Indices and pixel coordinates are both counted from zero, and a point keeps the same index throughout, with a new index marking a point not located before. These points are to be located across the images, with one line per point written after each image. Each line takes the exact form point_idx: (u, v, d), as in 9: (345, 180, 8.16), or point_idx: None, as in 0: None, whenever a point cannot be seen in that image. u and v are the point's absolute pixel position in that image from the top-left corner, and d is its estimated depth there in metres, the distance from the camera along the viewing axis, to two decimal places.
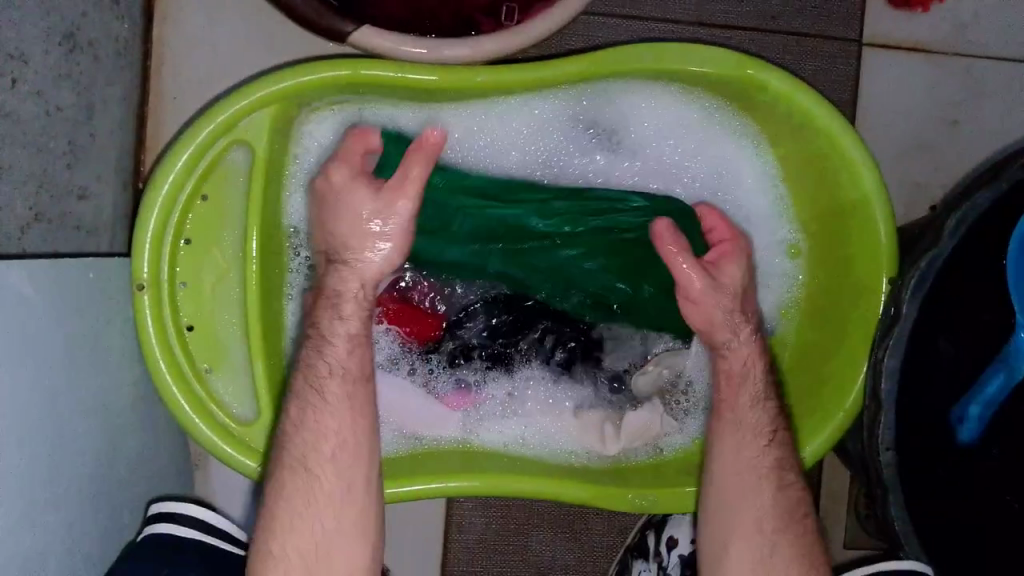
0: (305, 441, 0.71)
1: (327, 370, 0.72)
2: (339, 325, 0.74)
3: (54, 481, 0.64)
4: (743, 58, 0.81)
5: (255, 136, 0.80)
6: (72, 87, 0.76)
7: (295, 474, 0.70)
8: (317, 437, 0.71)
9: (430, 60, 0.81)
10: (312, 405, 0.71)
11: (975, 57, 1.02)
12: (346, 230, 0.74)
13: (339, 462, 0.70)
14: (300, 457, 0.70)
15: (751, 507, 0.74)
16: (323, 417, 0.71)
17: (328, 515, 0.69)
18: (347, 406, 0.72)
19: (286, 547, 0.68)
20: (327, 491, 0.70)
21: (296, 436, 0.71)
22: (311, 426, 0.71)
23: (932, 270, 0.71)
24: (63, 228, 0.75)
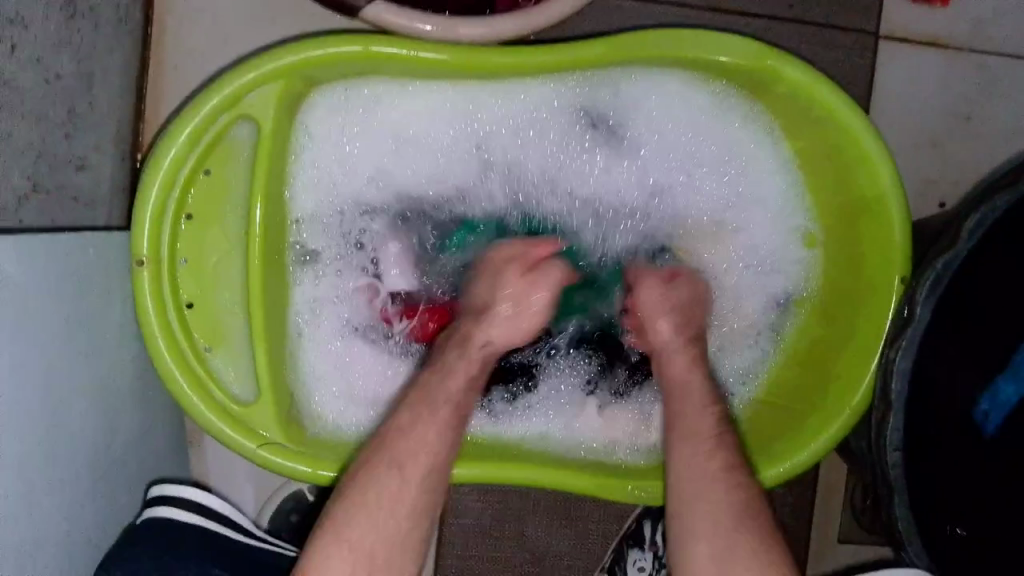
0: (405, 448, 0.69)
1: (445, 398, 0.73)
2: (458, 366, 0.76)
3: (50, 462, 0.62)
4: (765, 48, 0.79)
5: (260, 111, 0.78)
6: (72, 53, 0.74)
7: (389, 472, 0.67)
8: (416, 448, 0.69)
9: (441, 39, 0.78)
10: (417, 415, 0.71)
11: (993, 54, 1.00)
12: (503, 305, 0.80)
13: (423, 469, 0.68)
14: (398, 459, 0.68)
15: (709, 502, 0.68)
16: (420, 430, 0.70)
17: (404, 522, 0.66)
18: (446, 432, 0.71)
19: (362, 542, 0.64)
20: (411, 499, 0.67)
21: (400, 439, 0.69)
22: (416, 440, 0.69)
23: (947, 274, 0.70)
24: (62, 201, 0.73)
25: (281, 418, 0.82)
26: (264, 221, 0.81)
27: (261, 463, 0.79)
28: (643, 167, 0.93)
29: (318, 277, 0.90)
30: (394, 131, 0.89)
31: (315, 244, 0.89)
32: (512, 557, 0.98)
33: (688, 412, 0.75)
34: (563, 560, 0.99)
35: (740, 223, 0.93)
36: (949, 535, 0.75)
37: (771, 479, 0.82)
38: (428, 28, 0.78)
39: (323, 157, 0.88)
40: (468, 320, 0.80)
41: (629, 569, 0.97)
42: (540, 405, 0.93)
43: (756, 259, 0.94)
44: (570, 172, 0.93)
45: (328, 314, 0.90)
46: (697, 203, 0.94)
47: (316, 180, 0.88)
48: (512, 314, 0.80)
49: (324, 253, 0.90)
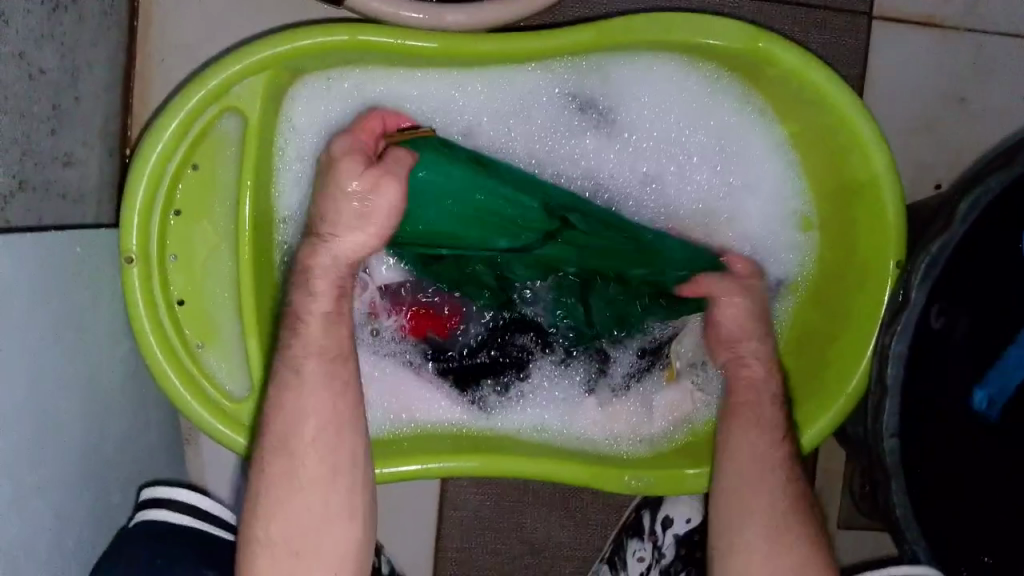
0: (286, 421, 0.70)
1: (310, 349, 0.71)
2: (312, 302, 0.72)
3: (40, 464, 0.62)
4: (756, 30, 0.78)
5: (247, 103, 0.77)
6: (55, 48, 0.73)
7: (274, 456, 0.69)
8: (296, 421, 0.69)
9: (431, 27, 0.78)
10: (290, 384, 0.70)
11: (988, 33, 0.99)
12: (346, 208, 0.70)
13: (329, 431, 0.70)
14: (282, 440, 0.69)
15: (759, 498, 0.75)
16: (299, 398, 0.70)
17: (311, 495, 0.69)
18: (325, 390, 0.70)
19: (274, 529, 0.68)
20: (312, 469, 0.69)
21: (281, 418, 0.70)
22: (293, 411, 0.69)
23: (942, 256, 0.69)
24: (49, 198, 0.72)
25: None
26: (253, 213, 0.80)
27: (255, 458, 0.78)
28: (633, 153, 0.91)
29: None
30: None
31: (302, 241, 0.88)
32: (511, 549, 0.98)
33: (767, 411, 0.79)
34: (562, 549, 0.99)
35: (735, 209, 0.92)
36: (946, 520, 0.75)
37: (809, 441, 0.81)
38: (418, 16, 0.77)
39: (311, 151, 0.87)
40: (313, 235, 0.73)
41: (629, 559, 0.94)
42: (533, 396, 0.93)
43: (753, 247, 0.93)
44: (560, 157, 0.91)
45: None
46: (687, 188, 0.92)
47: (303, 175, 0.87)
48: (364, 204, 0.70)
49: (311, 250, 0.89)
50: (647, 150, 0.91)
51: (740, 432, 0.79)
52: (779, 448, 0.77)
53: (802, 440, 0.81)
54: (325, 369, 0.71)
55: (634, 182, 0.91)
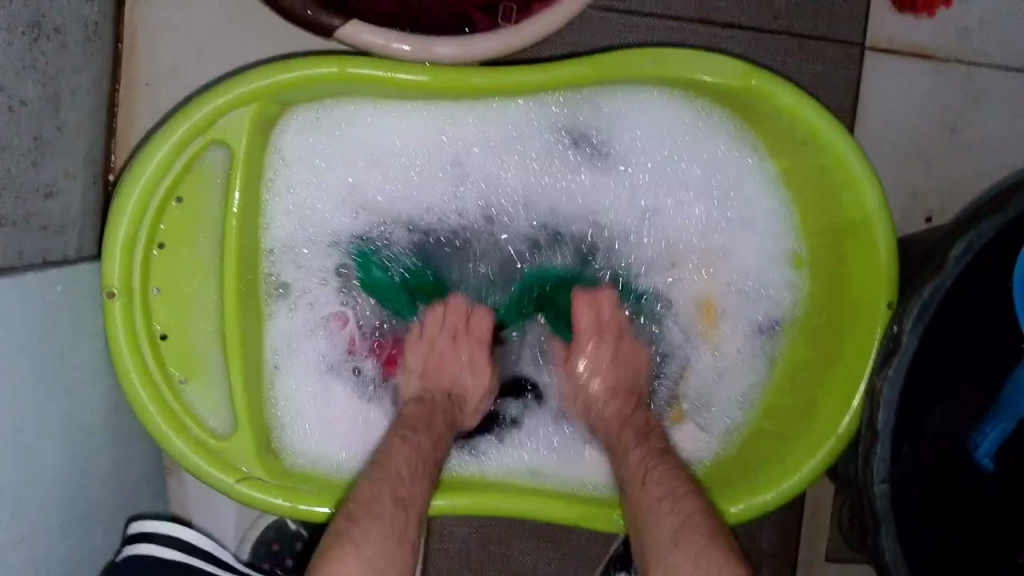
0: (406, 481, 0.71)
1: (430, 444, 0.77)
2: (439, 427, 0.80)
3: (18, 512, 0.60)
4: (749, 67, 0.78)
5: (233, 136, 0.76)
6: (37, 79, 0.71)
7: (393, 500, 0.68)
8: (413, 486, 0.71)
9: (419, 59, 0.77)
10: (415, 459, 0.74)
11: (980, 65, 0.99)
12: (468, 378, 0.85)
13: (422, 509, 0.71)
14: (402, 493, 0.70)
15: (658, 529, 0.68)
16: (419, 471, 0.73)
17: (403, 548, 0.66)
18: (429, 479, 0.74)
19: (365, 548, 0.63)
20: (410, 529, 0.68)
21: (400, 478, 0.71)
22: (413, 479, 0.72)
23: (933, 300, 0.69)
24: (30, 231, 0.71)
25: (259, 451, 0.80)
26: (238, 247, 0.79)
27: (239, 497, 0.77)
28: (627, 188, 0.91)
29: (295, 304, 0.88)
30: (373, 155, 0.87)
31: (289, 277, 0.88)
32: None
33: (627, 463, 0.78)
34: None
35: (727, 245, 0.92)
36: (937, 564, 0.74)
37: (736, 515, 0.81)
38: (406, 49, 0.76)
39: (300, 184, 0.86)
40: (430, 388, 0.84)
41: None
42: (524, 436, 0.92)
43: (745, 283, 0.93)
44: (546, 195, 0.91)
45: (304, 343, 0.89)
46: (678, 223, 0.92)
47: (291, 208, 0.86)
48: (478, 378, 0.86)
49: (300, 287, 0.88)
50: (637, 184, 0.91)
51: (630, 484, 0.76)
52: (648, 481, 0.74)
53: (727, 514, 0.81)
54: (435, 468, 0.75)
55: (625, 219, 0.92)
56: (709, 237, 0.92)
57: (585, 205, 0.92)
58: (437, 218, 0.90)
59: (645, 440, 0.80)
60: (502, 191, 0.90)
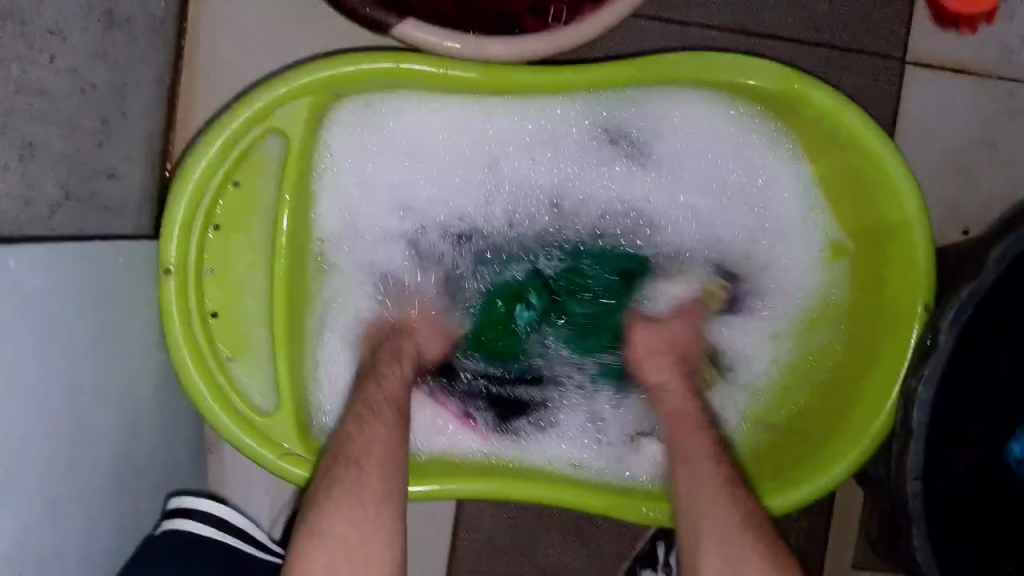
0: (357, 446, 0.72)
1: (380, 401, 0.78)
2: (382, 377, 0.82)
3: (72, 470, 0.63)
4: (792, 72, 0.79)
5: (290, 125, 0.79)
6: (107, 64, 0.75)
7: (344, 467, 0.70)
8: (363, 441, 0.73)
9: (468, 57, 0.79)
10: (363, 422, 0.75)
11: (1020, 81, 0.99)
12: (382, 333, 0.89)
13: (382, 461, 0.72)
14: (350, 455, 0.71)
15: (718, 519, 0.71)
16: (365, 428, 0.74)
17: (370, 504, 0.68)
18: (388, 428, 0.75)
19: (334, 529, 0.66)
20: (373, 485, 0.69)
21: (350, 442, 0.73)
22: (361, 438, 0.73)
23: (971, 301, 0.69)
24: (93, 208, 0.74)
25: (301, 429, 0.82)
26: (290, 233, 0.82)
27: (281, 473, 0.79)
28: (670, 185, 0.94)
29: (338, 289, 0.91)
30: (417, 149, 0.90)
31: (333, 262, 0.91)
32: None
33: (694, 440, 0.79)
34: None
35: (767, 253, 0.95)
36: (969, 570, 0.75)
37: (778, 506, 0.81)
38: (453, 46, 0.78)
39: (350, 175, 0.89)
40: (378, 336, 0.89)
41: None
42: (560, 433, 0.94)
43: (786, 289, 0.95)
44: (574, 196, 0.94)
45: (348, 321, 0.91)
46: (722, 230, 0.95)
47: (337, 194, 0.90)
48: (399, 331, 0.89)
49: (338, 273, 0.91)
50: (680, 185, 0.94)
51: (684, 458, 0.77)
52: (715, 467, 0.75)
53: (769, 505, 0.81)
54: (395, 415, 0.77)
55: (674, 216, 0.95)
56: (752, 243, 0.95)
57: (632, 203, 0.95)
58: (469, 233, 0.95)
59: (708, 426, 0.81)
60: (549, 184, 0.94)
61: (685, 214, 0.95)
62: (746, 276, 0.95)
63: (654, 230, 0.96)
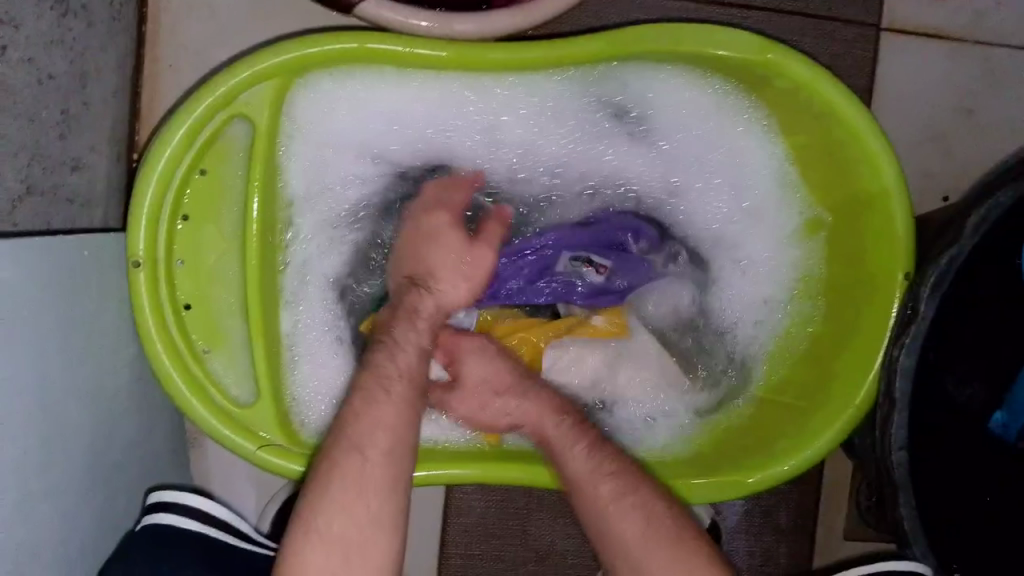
0: (363, 428, 0.70)
1: (394, 373, 0.74)
2: (405, 338, 0.77)
3: (46, 471, 0.61)
4: (765, 41, 0.78)
5: (255, 109, 0.77)
6: (65, 53, 0.73)
7: (349, 456, 0.68)
8: (370, 425, 0.70)
9: (440, 34, 0.77)
10: (372, 397, 0.71)
11: (996, 44, 0.99)
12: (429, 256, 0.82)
13: (388, 448, 0.69)
14: (356, 441, 0.69)
15: (624, 525, 0.75)
16: (376, 407, 0.71)
17: (371, 499, 0.67)
18: (403, 407, 0.72)
19: (333, 528, 0.66)
20: (377, 477, 0.68)
21: (359, 425, 0.70)
22: (369, 420, 0.70)
23: (951, 268, 0.68)
24: (57, 202, 0.72)
25: (280, 418, 0.81)
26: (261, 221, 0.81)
27: (262, 464, 0.78)
28: (653, 160, 0.93)
29: (308, 272, 0.89)
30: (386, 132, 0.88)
31: (304, 244, 0.89)
32: (516, 557, 0.98)
33: (573, 454, 0.79)
34: (567, 557, 0.99)
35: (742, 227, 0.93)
36: (955, 539, 0.74)
37: (698, 498, 0.83)
38: (424, 24, 0.77)
39: (318, 158, 0.87)
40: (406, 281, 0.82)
41: None
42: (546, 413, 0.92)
43: (767, 266, 0.93)
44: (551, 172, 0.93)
45: (314, 302, 0.89)
46: (706, 206, 0.94)
47: (307, 179, 0.87)
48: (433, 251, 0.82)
49: (306, 257, 0.89)
50: (670, 165, 0.93)
51: (575, 474, 0.78)
52: (605, 474, 0.78)
53: (692, 498, 0.83)
54: (409, 391, 0.73)
55: (661, 194, 0.94)
56: (733, 221, 0.93)
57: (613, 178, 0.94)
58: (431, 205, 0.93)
59: (563, 410, 0.83)
60: (532, 163, 0.93)
61: (667, 192, 0.94)
62: (730, 251, 0.94)
63: (644, 206, 0.95)
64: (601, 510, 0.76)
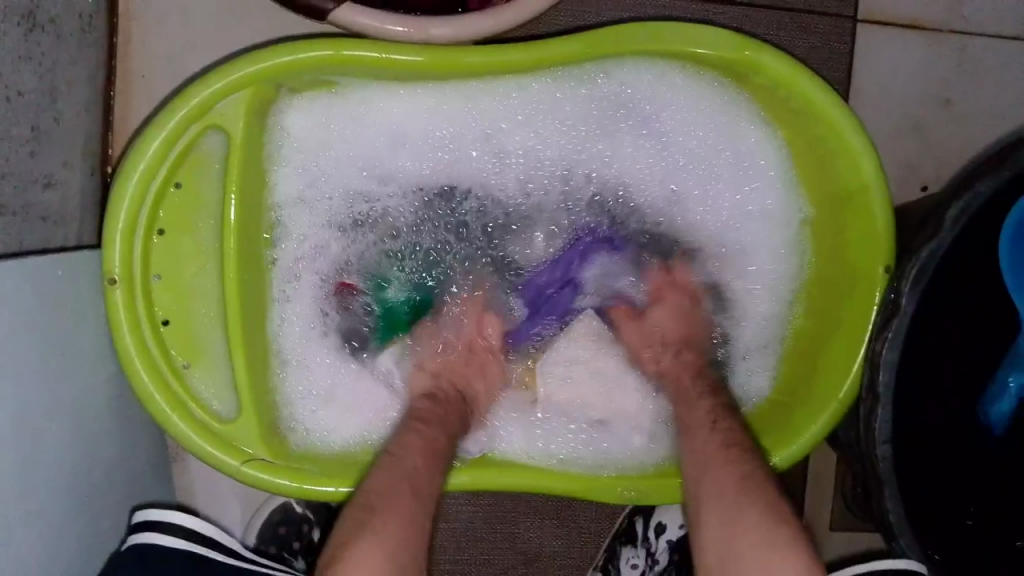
0: (421, 478, 0.69)
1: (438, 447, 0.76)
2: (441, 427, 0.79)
3: (26, 496, 0.61)
4: (742, 38, 0.78)
5: (229, 121, 0.76)
6: (33, 68, 0.72)
7: (414, 495, 0.67)
8: (427, 480, 0.70)
9: (416, 39, 0.77)
10: (429, 459, 0.72)
11: (973, 34, 0.99)
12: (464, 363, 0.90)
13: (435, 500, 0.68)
14: (418, 487, 0.68)
15: (721, 471, 0.69)
16: (433, 467, 0.72)
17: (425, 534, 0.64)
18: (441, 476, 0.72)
19: (387, 535, 0.61)
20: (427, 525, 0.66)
21: (419, 475, 0.70)
22: (425, 478, 0.70)
23: (933, 261, 0.68)
24: (30, 220, 0.71)
25: (263, 432, 0.81)
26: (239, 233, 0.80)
27: (246, 479, 0.78)
28: (638, 163, 0.92)
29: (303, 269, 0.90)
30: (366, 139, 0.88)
31: (299, 242, 0.89)
32: (505, 560, 0.98)
33: (695, 410, 0.79)
34: (557, 559, 0.99)
35: (733, 235, 0.93)
36: (941, 531, 0.75)
37: (783, 461, 0.82)
38: (400, 30, 0.76)
39: (307, 161, 0.87)
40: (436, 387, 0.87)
41: (622, 566, 0.97)
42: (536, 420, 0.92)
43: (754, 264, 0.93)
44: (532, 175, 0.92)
45: (306, 297, 0.90)
46: (691, 209, 0.94)
47: (295, 181, 0.88)
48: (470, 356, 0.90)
49: (301, 254, 0.89)
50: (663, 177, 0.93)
51: (693, 430, 0.77)
52: (716, 431, 0.75)
53: (775, 460, 0.81)
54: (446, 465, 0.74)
55: (658, 203, 0.94)
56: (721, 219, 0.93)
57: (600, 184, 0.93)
58: (436, 212, 0.93)
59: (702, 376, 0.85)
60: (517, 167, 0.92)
61: (663, 199, 0.94)
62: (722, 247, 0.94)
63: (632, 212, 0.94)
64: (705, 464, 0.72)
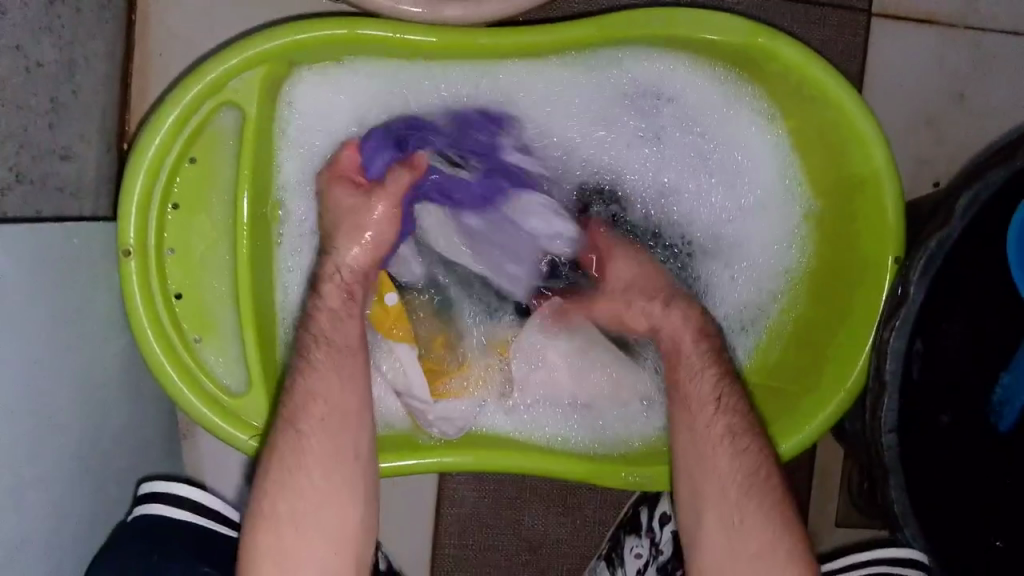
0: (300, 406, 0.72)
1: (321, 342, 0.75)
2: (323, 306, 0.77)
3: (37, 459, 0.61)
4: (755, 25, 0.78)
5: (244, 96, 0.77)
6: (53, 41, 0.72)
7: (292, 448, 0.70)
8: (313, 408, 0.72)
9: (431, 20, 0.77)
10: (326, 374, 0.73)
11: (987, 30, 0.99)
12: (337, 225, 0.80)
13: (330, 424, 0.71)
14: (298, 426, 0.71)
15: (714, 467, 0.75)
16: (321, 379, 0.73)
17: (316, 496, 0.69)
18: (341, 386, 0.73)
19: (280, 504, 0.69)
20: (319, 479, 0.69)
21: (306, 406, 0.72)
22: (313, 408, 0.72)
23: (942, 249, 0.68)
24: (46, 190, 0.72)
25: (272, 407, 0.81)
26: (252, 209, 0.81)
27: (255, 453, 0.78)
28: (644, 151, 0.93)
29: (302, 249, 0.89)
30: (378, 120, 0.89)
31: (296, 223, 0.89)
32: (509, 546, 0.98)
33: (698, 380, 0.80)
34: (560, 546, 0.99)
35: (735, 227, 0.94)
36: (945, 522, 0.74)
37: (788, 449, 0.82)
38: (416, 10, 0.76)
39: (312, 142, 0.88)
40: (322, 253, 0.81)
41: (626, 555, 0.93)
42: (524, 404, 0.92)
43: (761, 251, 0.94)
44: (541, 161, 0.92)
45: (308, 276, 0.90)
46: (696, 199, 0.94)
47: (301, 163, 0.88)
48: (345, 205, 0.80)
49: (299, 235, 0.89)
50: (663, 164, 0.93)
51: (689, 403, 0.79)
52: (715, 415, 0.77)
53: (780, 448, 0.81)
54: (342, 364, 0.74)
55: (652, 194, 0.94)
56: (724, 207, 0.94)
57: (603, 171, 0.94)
58: None
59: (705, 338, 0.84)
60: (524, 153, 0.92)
61: (656, 191, 0.94)
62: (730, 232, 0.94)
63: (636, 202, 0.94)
64: (699, 444, 0.76)
